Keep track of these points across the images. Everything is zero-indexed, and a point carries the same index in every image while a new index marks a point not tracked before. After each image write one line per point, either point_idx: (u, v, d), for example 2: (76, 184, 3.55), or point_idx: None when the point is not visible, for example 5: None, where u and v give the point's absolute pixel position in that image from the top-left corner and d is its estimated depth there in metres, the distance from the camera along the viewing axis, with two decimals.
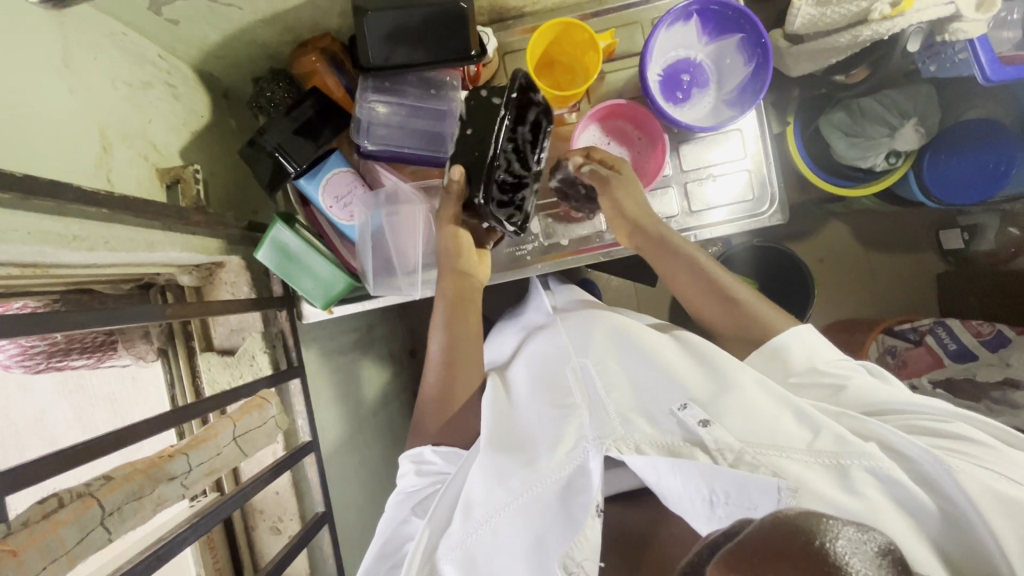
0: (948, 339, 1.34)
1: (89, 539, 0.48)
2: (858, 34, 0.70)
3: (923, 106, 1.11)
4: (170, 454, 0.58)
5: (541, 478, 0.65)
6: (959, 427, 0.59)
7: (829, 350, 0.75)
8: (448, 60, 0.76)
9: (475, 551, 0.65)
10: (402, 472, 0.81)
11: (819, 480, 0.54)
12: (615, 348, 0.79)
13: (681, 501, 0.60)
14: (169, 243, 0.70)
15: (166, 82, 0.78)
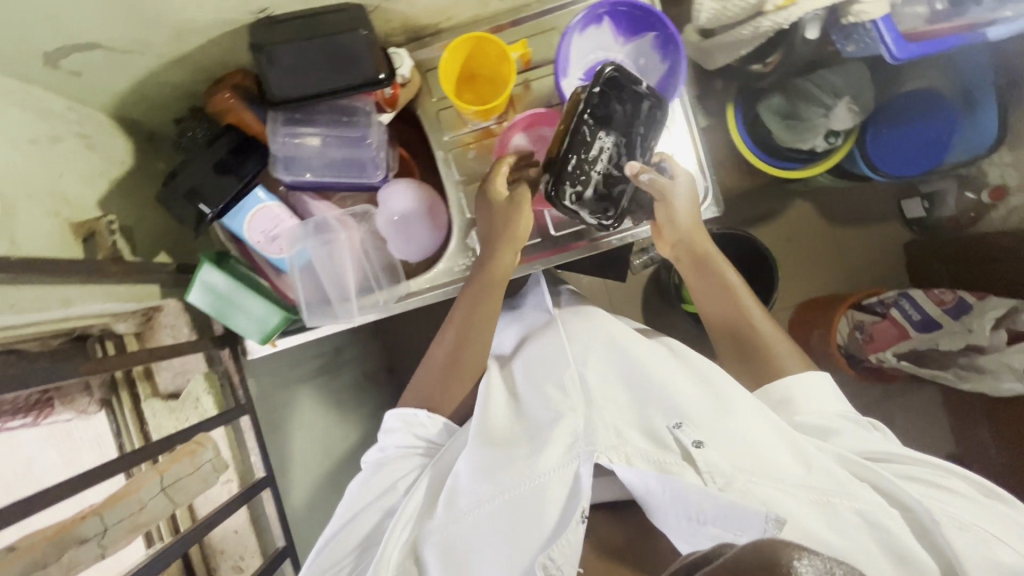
0: (912, 310, 1.29)
1: None
2: (758, 26, 0.70)
3: (855, 84, 1.12)
4: (84, 515, 0.56)
5: (529, 476, 0.66)
6: (941, 479, 0.64)
7: (830, 399, 0.75)
8: (354, 86, 0.76)
9: (455, 537, 0.66)
10: (388, 429, 0.82)
11: (805, 513, 0.58)
12: (608, 355, 0.78)
13: (668, 520, 0.62)
14: (90, 296, 0.72)
15: (77, 133, 0.77)
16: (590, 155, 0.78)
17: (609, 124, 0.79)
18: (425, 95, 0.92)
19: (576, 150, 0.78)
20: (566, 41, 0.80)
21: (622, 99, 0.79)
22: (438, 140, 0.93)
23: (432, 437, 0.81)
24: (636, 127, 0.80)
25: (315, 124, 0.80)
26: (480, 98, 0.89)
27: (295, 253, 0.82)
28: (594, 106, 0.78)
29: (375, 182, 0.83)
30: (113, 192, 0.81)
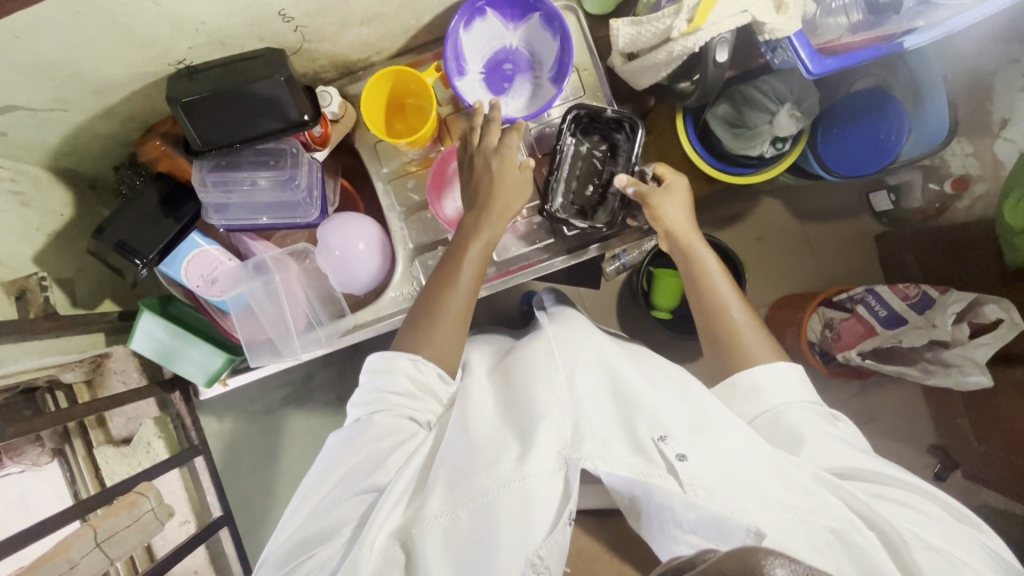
0: (876, 305, 1.25)
1: None
2: (670, 51, 0.70)
3: (797, 89, 1.12)
4: None
5: (515, 473, 0.60)
6: (908, 497, 0.65)
7: (798, 393, 0.74)
8: (278, 130, 0.77)
9: (439, 531, 0.59)
10: (379, 370, 0.75)
11: (789, 535, 0.56)
12: (594, 366, 0.75)
13: (653, 528, 0.60)
14: (24, 354, 0.73)
15: (11, 191, 0.78)
16: (599, 180, 0.90)
17: (607, 149, 0.90)
18: (360, 128, 0.93)
19: (586, 176, 0.90)
20: (446, 36, 0.83)
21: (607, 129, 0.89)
22: (377, 172, 0.93)
23: (420, 385, 0.75)
24: (628, 146, 0.89)
25: (242, 169, 0.80)
26: (412, 127, 0.90)
27: (233, 296, 0.82)
28: (589, 137, 0.90)
29: (311, 219, 0.85)
30: (51, 245, 0.82)
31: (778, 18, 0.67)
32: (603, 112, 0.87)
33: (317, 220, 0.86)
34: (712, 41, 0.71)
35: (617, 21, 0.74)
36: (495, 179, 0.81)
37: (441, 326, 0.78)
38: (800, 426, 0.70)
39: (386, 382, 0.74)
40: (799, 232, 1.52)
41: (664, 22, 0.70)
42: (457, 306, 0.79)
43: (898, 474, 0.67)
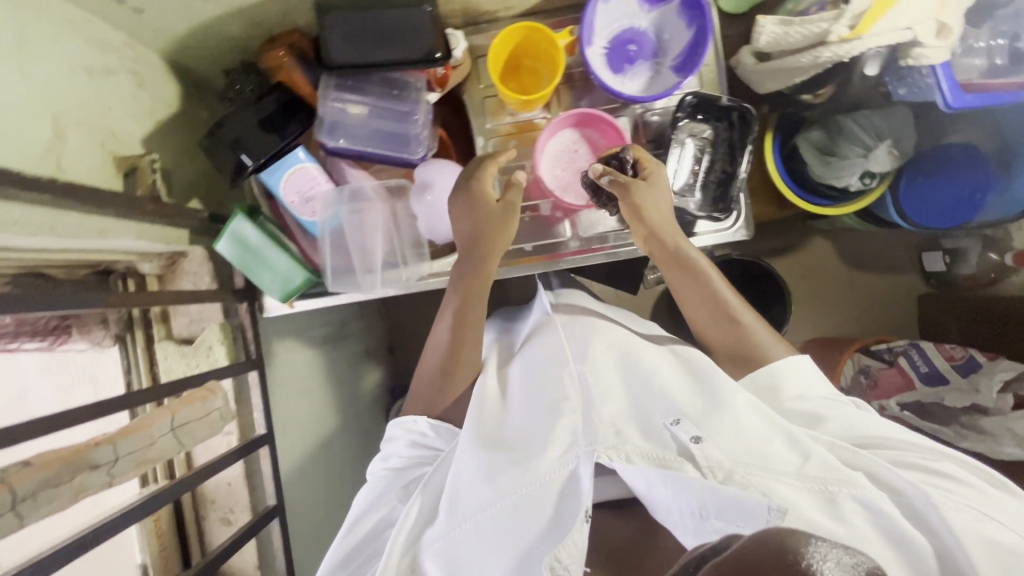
0: (919, 362, 1.26)
1: None
2: (818, 56, 0.70)
3: (897, 128, 1.12)
4: (95, 442, 0.55)
5: (529, 478, 0.66)
6: (942, 465, 0.63)
7: (822, 383, 0.77)
8: (411, 61, 0.76)
9: (456, 545, 0.67)
10: (389, 437, 0.83)
11: (808, 504, 0.57)
12: (614, 363, 0.81)
13: (670, 516, 0.60)
14: (123, 231, 0.71)
15: (131, 70, 0.78)
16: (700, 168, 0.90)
17: (710, 139, 0.90)
18: (472, 81, 0.93)
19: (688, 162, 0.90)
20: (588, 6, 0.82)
21: (715, 117, 0.89)
22: (479, 126, 0.93)
23: (433, 441, 0.82)
24: (732, 137, 0.89)
25: (365, 96, 0.81)
26: (524, 89, 0.90)
27: (328, 217, 0.83)
28: (699, 125, 0.89)
29: (416, 158, 0.84)
30: (157, 133, 0.82)
31: (934, 44, 0.66)
32: (719, 100, 0.87)
33: (421, 161, 0.85)
34: (867, 51, 0.73)
35: (764, 19, 0.73)
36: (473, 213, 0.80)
37: (466, 342, 0.82)
38: (823, 404, 0.74)
39: (400, 444, 0.82)
40: None
41: (819, 26, 0.69)
42: (475, 315, 0.81)
43: (923, 444, 0.66)
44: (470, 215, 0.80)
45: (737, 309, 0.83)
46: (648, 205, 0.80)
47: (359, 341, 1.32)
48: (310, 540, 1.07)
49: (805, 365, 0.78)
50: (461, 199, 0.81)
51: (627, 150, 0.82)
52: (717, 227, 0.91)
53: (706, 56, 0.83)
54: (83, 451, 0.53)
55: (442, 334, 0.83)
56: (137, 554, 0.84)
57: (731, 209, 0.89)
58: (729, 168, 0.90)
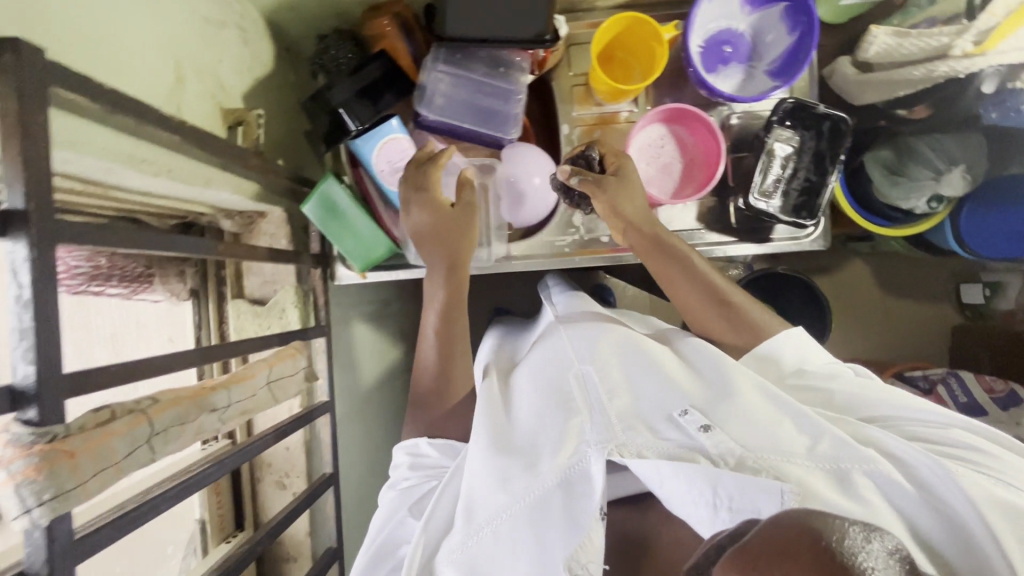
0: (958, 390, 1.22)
1: (136, 454, 0.42)
2: (934, 69, 0.69)
3: (972, 153, 1.10)
4: (211, 385, 0.54)
5: (539, 481, 0.59)
6: (955, 433, 0.58)
7: (821, 351, 0.74)
8: (520, 41, 0.76)
9: (476, 557, 0.58)
10: (396, 464, 0.75)
11: (822, 486, 0.52)
12: (614, 351, 0.72)
13: (684, 507, 0.55)
14: (223, 182, 0.70)
15: (238, 25, 0.78)
16: (787, 174, 0.89)
17: (799, 145, 0.89)
18: (562, 68, 0.93)
19: (776, 168, 0.88)
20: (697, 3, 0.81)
21: (805, 125, 0.88)
22: (565, 114, 0.93)
23: (436, 459, 0.73)
24: (820, 146, 0.89)
25: (474, 70, 0.81)
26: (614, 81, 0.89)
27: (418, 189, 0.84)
28: (789, 132, 0.88)
29: (507, 138, 0.84)
30: (254, 90, 0.81)
31: None
32: (815, 108, 0.87)
33: (510, 143, 0.85)
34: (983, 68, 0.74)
35: (880, 29, 0.73)
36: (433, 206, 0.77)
37: (454, 342, 0.77)
38: (822, 374, 0.71)
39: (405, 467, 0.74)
40: None
41: (940, 39, 0.69)
42: (462, 322, 0.78)
43: (928, 409, 0.62)
44: (429, 208, 0.77)
45: (726, 291, 0.78)
46: (618, 198, 0.79)
47: (398, 321, 1.30)
48: (351, 514, 1.06)
49: (800, 337, 0.74)
50: (416, 199, 0.78)
51: (594, 147, 0.83)
52: (795, 233, 0.92)
53: (809, 63, 0.83)
54: (207, 393, 0.51)
55: (429, 344, 0.78)
56: (197, 510, 0.83)
57: (815, 217, 0.89)
58: (814, 177, 0.89)
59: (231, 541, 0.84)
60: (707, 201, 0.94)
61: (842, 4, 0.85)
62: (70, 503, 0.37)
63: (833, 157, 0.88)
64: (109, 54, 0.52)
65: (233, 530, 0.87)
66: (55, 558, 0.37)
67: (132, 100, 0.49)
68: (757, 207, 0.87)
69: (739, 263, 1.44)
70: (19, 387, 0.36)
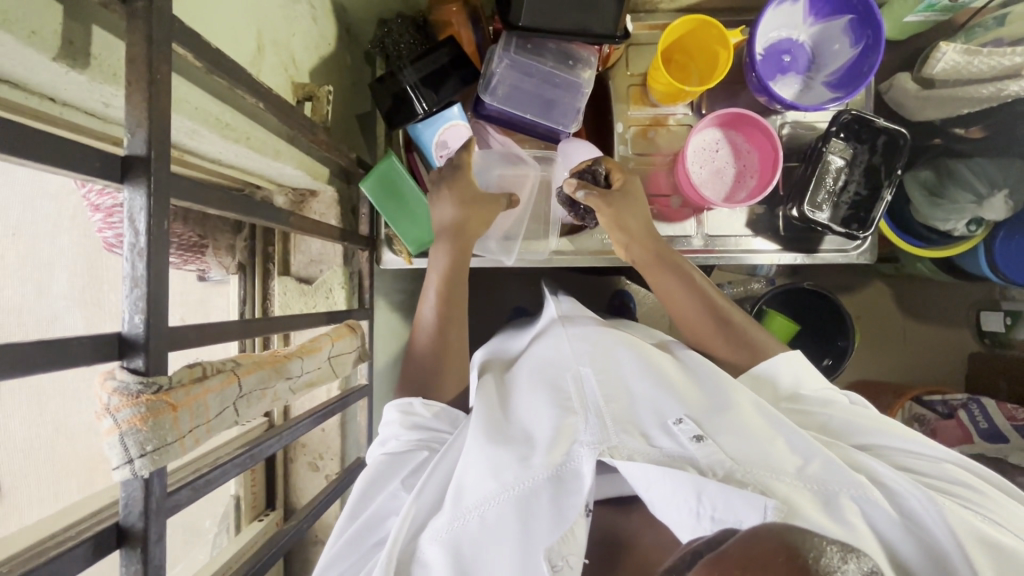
0: (980, 416, 1.21)
1: (224, 415, 0.42)
2: (1003, 88, 0.71)
3: (1015, 178, 1.07)
4: (284, 354, 0.53)
5: (530, 475, 0.58)
6: (945, 469, 0.57)
7: (815, 374, 0.73)
8: (590, 36, 0.76)
9: (463, 540, 0.56)
10: (385, 420, 0.70)
11: (804, 503, 0.51)
12: (612, 353, 0.71)
13: (667, 511, 0.53)
14: (290, 157, 0.70)
15: (310, 3, 0.78)
16: (837, 186, 0.89)
17: (852, 158, 0.89)
18: (620, 67, 0.93)
19: (826, 180, 0.88)
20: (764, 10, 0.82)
21: (860, 138, 0.88)
22: (620, 112, 0.93)
23: (431, 424, 0.69)
24: (874, 160, 0.89)
25: (542, 61, 0.81)
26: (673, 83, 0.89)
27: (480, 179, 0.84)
28: (843, 144, 0.88)
29: (565, 131, 0.84)
30: (319, 68, 0.82)
31: None
32: (874, 122, 0.86)
33: (568, 137, 0.85)
34: None
35: (949, 47, 0.72)
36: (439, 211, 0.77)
37: (456, 309, 0.76)
38: (816, 400, 0.69)
39: (397, 426, 0.69)
40: None
41: (1011, 59, 0.70)
42: (461, 300, 0.77)
43: (918, 443, 0.61)
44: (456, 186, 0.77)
45: (727, 309, 0.78)
46: (623, 215, 0.78)
47: None
48: None
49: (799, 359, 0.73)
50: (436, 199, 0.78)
51: (600, 163, 0.80)
52: (845, 244, 0.92)
53: (871, 77, 0.84)
54: (284, 360, 0.51)
55: (426, 328, 0.76)
56: (232, 486, 0.82)
57: (865, 229, 0.89)
58: (867, 190, 0.89)
59: (263, 519, 0.83)
60: (756, 207, 0.94)
61: (905, 20, 0.86)
62: (168, 456, 0.37)
63: (886, 172, 0.88)
64: (205, 17, 0.52)
65: (265, 508, 0.86)
66: (151, 508, 0.36)
67: (232, 61, 0.49)
68: (810, 217, 0.86)
69: (761, 278, 1.45)
70: (128, 336, 0.36)
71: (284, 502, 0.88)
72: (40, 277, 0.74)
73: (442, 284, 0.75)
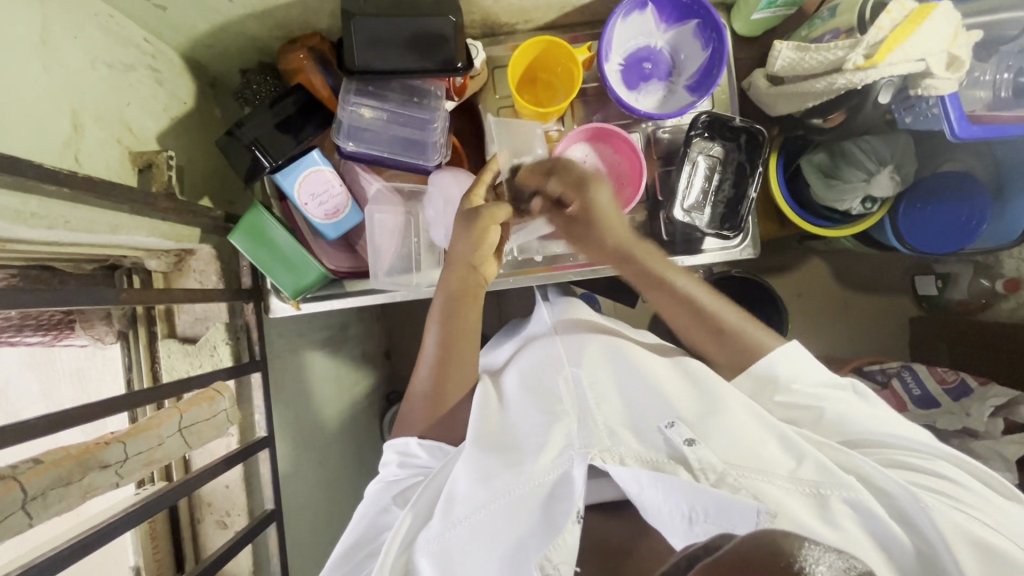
0: (911, 383, 1.18)
1: (8, 522, 0.47)
2: (832, 82, 0.72)
3: (899, 153, 1.08)
4: (105, 441, 0.58)
5: (520, 482, 0.62)
6: (939, 467, 0.61)
7: (815, 366, 0.72)
8: (430, 71, 0.77)
9: (453, 547, 0.62)
10: (384, 460, 0.78)
11: (798, 507, 0.54)
12: (605, 361, 0.76)
13: (661, 517, 0.57)
14: (136, 227, 0.70)
15: (150, 66, 0.77)
16: (705, 188, 0.90)
17: (721, 158, 0.90)
18: (488, 91, 0.92)
19: (695, 180, 0.89)
20: (608, 24, 0.83)
21: (725, 137, 0.90)
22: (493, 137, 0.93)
23: (425, 461, 0.76)
24: (742, 158, 0.90)
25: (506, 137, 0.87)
26: (539, 102, 0.90)
27: (349, 213, 0.84)
28: (706, 145, 0.90)
29: (431, 164, 0.85)
30: (173, 129, 0.81)
31: (943, 75, 0.69)
32: (731, 121, 0.87)
33: (433, 169, 0.86)
34: (880, 81, 0.77)
35: (781, 45, 0.76)
36: (479, 239, 0.78)
37: (455, 347, 0.79)
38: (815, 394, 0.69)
39: (394, 465, 0.76)
40: (841, 296, 1.53)
41: (836, 54, 0.72)
42: (465, 327, 0.79)
43: (912, 440, 0.64)
44: (471, 232, 0.78)
45: (714, 310, 0.79)
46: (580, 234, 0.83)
47: (357, 345, 1.28)
48: (306, 549, 1.03)
49: (795, 352, 0.73)
50: (462, 216, 0.79)
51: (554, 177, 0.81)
52: (727, 241, 0.92)
53: (722, 79, 0.85)
54: (94, 451, 0.56)
55: (425, 372, 0.80)
56: (132, 557, 0.83)
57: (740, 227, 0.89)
58: (739, 188, 0.90)
59: None
60: (639, 213, 0.95)
61: (753, 17, 0.87)
62: None
63: (756, 168, 0.89)
64: None
65: (173, 574, 0.86)
66: None
67: (7, 158, 0.49)
68: (681, 220, 0.88)
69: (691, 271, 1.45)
70: None
71: (194, 563, 0.88)
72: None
73: (439, 320, 0.79)
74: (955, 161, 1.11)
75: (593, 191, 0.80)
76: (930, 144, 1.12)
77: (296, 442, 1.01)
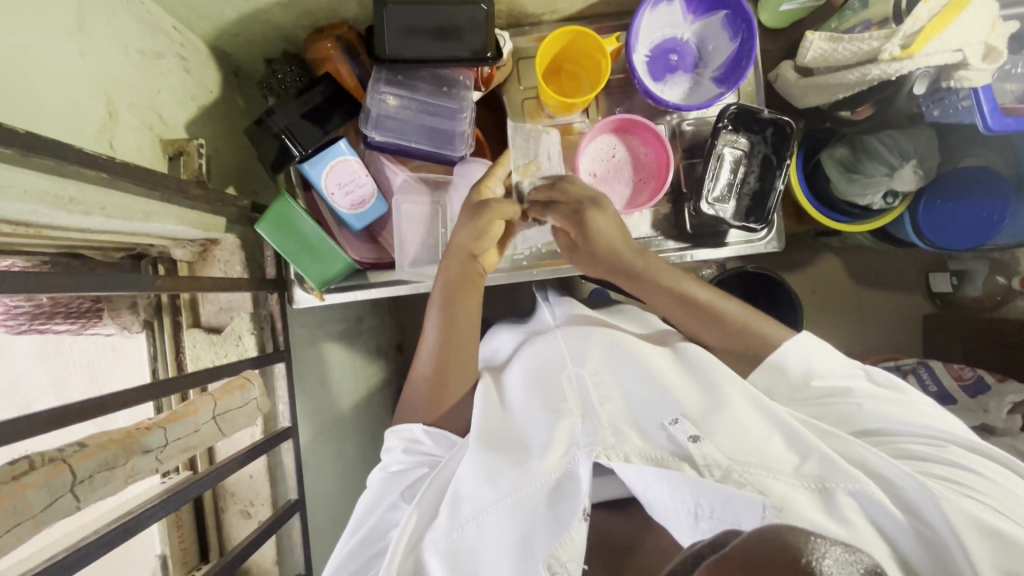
0: (928, 379, 1.17)
1: (57, 504, 0.49)
2: (867, 72, 0.72)
3: (923, 148, 1.07)
4: (148, 426, 0.61)
5: (528, 480, 0.61)
6: (953, 455, 0.58)
7: (836, 357, 0.71)
8: (461, 60, 0.76)
9: (460, 546, 0.61)
10: (386, 447, 0.77)
11: (802, 501, 0.53)
12: (607, 356, 0.76)
13: (666, 514, 0.57)
14: (167, 215, 0.70)
15: (179, 54, 0.77)
16: (730, 181, 0.89)
17: (746, 151, 0.90)
18: (513, 81, 0.92)
19: (720, 172, 0.89)
20: (637, 13, 0.82)
21: (751, 129, 0.89)
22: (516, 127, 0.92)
23: (431, 448, 0.76)
24: (767, 150, 0.89)
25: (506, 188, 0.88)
26: (564, 93, 0.90)
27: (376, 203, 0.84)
28: (732, 137, 0.89)
29: (458, 155, 0.85)
30: (200, 118, 0.81)
31: (979, 66, 0.68)
32: (760, 113, 0.87)
33: (459, 160, 0.86)
34: (913, 72, 0.76)
35: (814, 35, 0.75)
36: (482, 229, 0.77)
37: (457, 335, 0.79)
38: (835, 388, 0.68)
39: (398, 451, 0.76)
40: (856, 292, 1.52)
41: (870, 44, 0.71)
42: (465, 314, 0.79)
43: (929, 429, 0.62)
44: (475, 222, 0.77)
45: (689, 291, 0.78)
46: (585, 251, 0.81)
47: (372, 337, 1.28)
48: (325, 540, 1.03)
49: (808, 343, 0.72)
50: (468, 208, 0.79)
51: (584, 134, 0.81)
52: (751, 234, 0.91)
53: (750, 70, 0.84)
54: (136, 437, 0.58)
55: (427, 356, 0.80)
56: (157, 545, 0.83)
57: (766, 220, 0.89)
58: (765, 182, 0.89)
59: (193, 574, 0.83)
60: (663, 206, 0.94)
61: (782, 8, 0.86)
62: None
63: (784, 161, 0.88)
64: (30, 100, 0.53)
65: (198, 562, 0.86)
66: None
67: (50, 141, 0.49)
68: (708, 213, 0.87)
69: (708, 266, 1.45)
70: None
71: (218, 552, 0.88)
72: (7, 372, 0.79)
73: (440, 303, 0.79)
74: (979, 156, 1.10)
75: (590, 221, 0.78)
76: (953, 138, 1.12)
77: (315, 433, 1.01)
